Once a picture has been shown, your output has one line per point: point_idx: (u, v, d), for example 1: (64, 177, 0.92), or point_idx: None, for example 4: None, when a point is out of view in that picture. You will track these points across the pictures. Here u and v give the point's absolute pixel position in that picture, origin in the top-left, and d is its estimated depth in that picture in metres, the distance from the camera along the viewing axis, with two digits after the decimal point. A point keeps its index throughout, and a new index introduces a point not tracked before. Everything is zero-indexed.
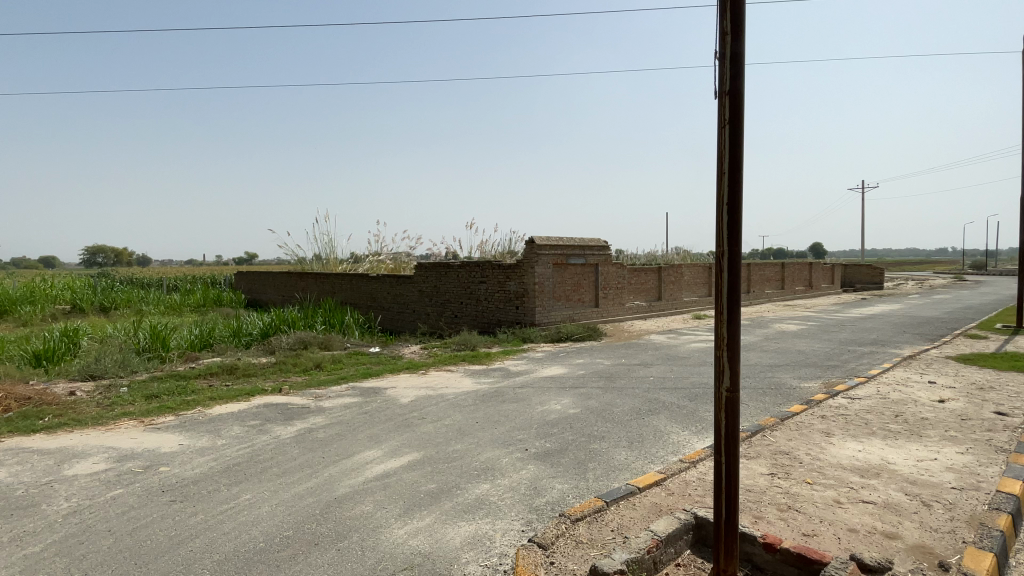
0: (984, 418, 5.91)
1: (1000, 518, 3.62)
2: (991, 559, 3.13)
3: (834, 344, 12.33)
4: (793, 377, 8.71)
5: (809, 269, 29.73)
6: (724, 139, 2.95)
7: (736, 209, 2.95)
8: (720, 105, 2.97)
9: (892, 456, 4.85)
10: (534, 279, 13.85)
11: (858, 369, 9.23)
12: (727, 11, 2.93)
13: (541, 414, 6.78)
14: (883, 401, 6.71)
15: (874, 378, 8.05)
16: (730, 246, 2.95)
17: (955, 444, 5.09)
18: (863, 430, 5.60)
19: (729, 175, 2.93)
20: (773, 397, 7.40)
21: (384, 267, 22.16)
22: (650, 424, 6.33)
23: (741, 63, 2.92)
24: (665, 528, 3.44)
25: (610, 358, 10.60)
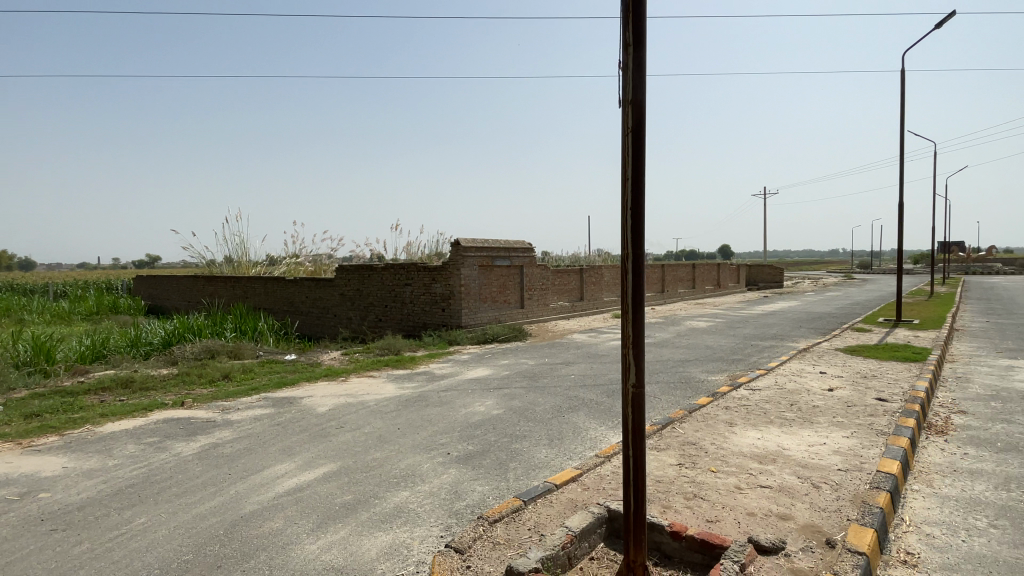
0: (866, 404, 6.52)
1: (878, 495, 3.97)
2: (871, 534, 3.43)
3: (740, 339, 13.19)
4: (702, 371, 9.21)
5: (718, 270, 31.64)
6: (628, 146, 3.05)
7: (639, 213, 3.06)
8: (624, 113, 3.07)
9: (787, 442, 5.23)
10: (460, 281, 13.78)
11: (761, 361, 9.91)
12: (630, 22, 3.03)
13: (464, 417, 6.74)
14: (781, 391, 7.24)
15: (774, 370, 8.68)
16: (635, 248, 3.06)
17: (841, 429, 5.57)
18: (763, 419, 6.01)
19: (633, 180, 3.03)
20: (685, 391, 7.78)
21: (303, 270, 21.25)
22: (570, 421, 6.46)
23: (643, 74, 3.03)
24: (579, 524, 3.51)
25: (534, 357, 10.73)
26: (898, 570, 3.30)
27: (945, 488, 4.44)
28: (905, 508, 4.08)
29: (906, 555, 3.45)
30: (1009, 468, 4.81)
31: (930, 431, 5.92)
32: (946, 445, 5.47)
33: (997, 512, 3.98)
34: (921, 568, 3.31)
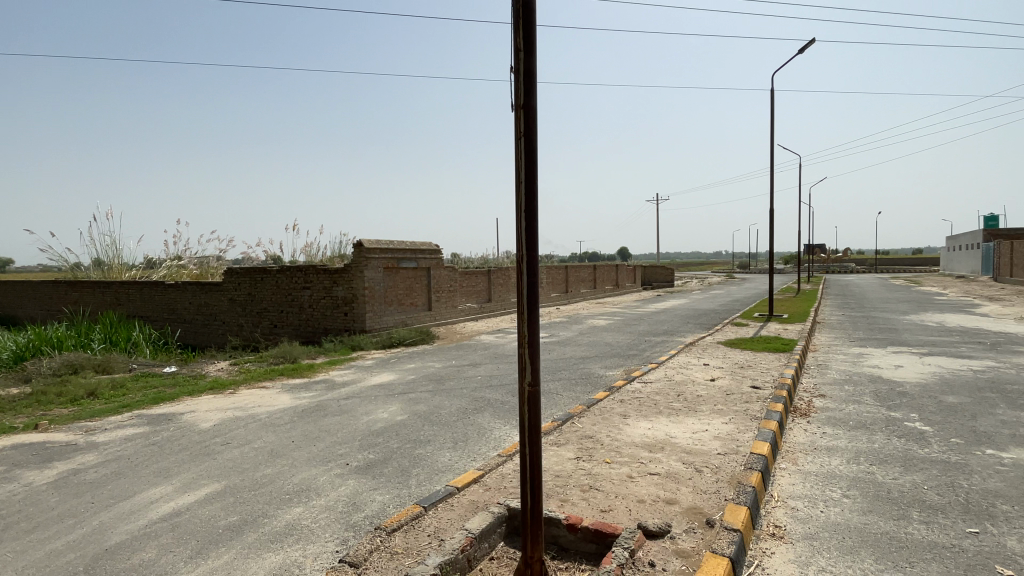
0: (742, 392, 7.15)
1: (751, 475, 4.36)
2: (744, 511, 3.75)
3: (636, 336, 13.94)
4: (601, 368, 9.61)
5: (617, 270, 33.25)
6: (520, 150, 3.10)
7: (533, 215, 3.10)
8: (516, 117, 3.11)
9: (675, 430, 5.60)
10: (363, 284, 13.32)
11: (654, 356, 10.54)
12: (520, 28, 3.08)
13: (365, 425, 6.52)
14: (670, 383, 7.74)
15: (664, 364, 9.25)
16: (529, 250, 3.10)
17: (721, 416, 6.06)
18: (654, 410, 6.38)
19: (527, 183, 3.07)
20: (584, 387, 8.07)
21: (187, 274, 19.53)
22: (474, 423, 6.46)
23: (534, 80, 3.10)
24: (479, 525, 3.51)
25: (439, 360, 10.63)
26: (767, 542, 3.63)
27: (807, 465, 4.96)
28: (774, 485, 4.50)
29: (774, 528, 3.80)
30: (857, 443, 5.48)
31: (796, 413, 6.60)
32: (807, 425, 6.13)
33: (847, 483, 4.52)
34: (786, 538, 3.66)
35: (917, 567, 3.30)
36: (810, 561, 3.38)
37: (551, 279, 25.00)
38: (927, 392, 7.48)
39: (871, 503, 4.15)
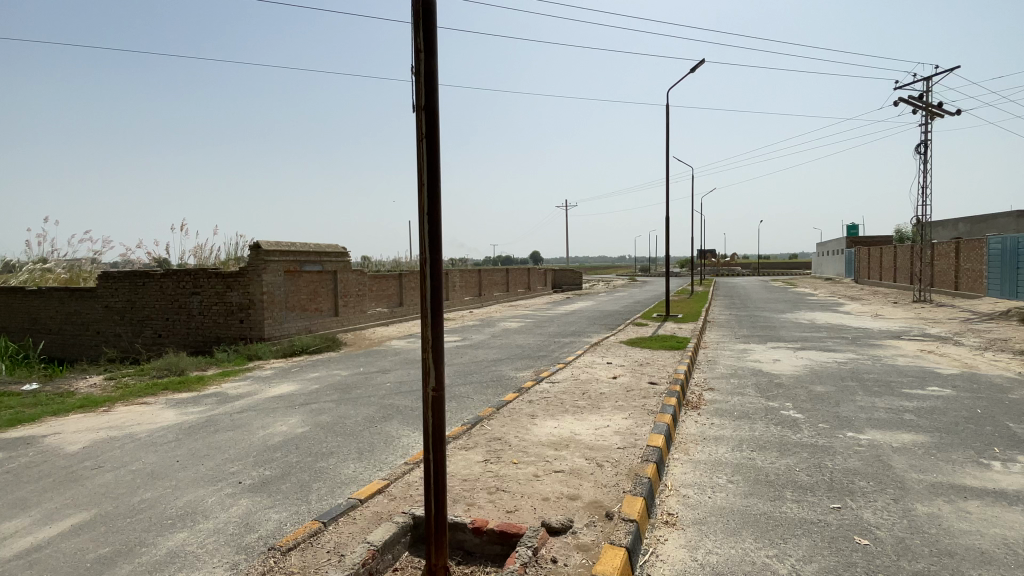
0: (642, 388, 7.55)
1: (647, 467, 4.61)
2: (641, 502, 3.95)
3: (546, 337, 14.28)
4: (512, 370, 9.74)
5: (528, 274, 33.88)
6: (422, 151, 3.06)
7: (436, 219, 3.06)
8: (417, 118, 3.07)
9: (579, 428, 5.79)
10: (262, 288, 12.54)
11: (562, 357, 10.84)
12: (420, 29, 3.06)
13: (262, 439, 6.13)
14: (576, 383, 8.00)
15: (571, 364, 9.55)
16: (433, 255, 3.05)
17: (622, 412, 6.36)
18: (560, 409, 6.57)
19: (429, 186, 3.03)
20: (494, 389, 8.14)
21: (52, 279, 17.36)
22: (380, 431, 6.29)
23: (435, 82, 3.08)
24: (382, 536, 3.41)
25: (346, 368, 10.24)
26: (661, 530, 3.85)
27: (697, 454, 5.33)
28: (668, 475, 4.79)
29: (667, 516, 4.04)
30: (741, 432, 5.97)
31: (689, 406, 7.08)
32: (699, 417, 6.58)
33: (732, 469, 4.91)
34: (678, 524, 3.91)
35: (789, 542, 3.64)
36: (698, 545, 3.62)
37: (464, 282, 24.95)
38: (799, 382, 8.31)
39: (752, 486, 4.53)
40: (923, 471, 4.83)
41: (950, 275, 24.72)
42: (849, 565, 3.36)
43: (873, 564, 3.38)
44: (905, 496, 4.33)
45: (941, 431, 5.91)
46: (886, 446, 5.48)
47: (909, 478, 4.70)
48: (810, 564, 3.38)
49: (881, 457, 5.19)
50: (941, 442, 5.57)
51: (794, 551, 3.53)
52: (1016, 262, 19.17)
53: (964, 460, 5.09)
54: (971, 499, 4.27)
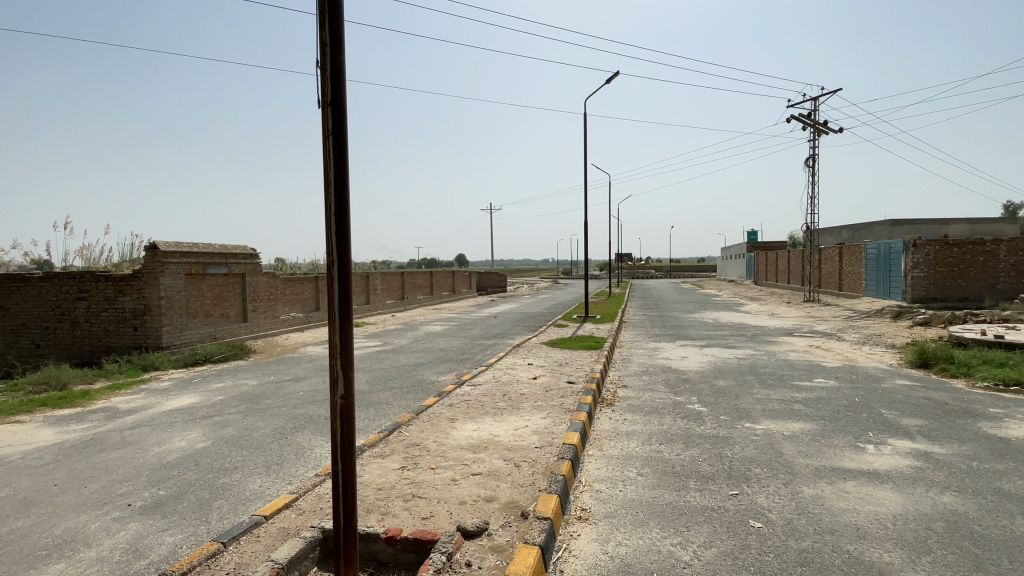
0: (560, 388, 7.72)
1: (562, 464, 4.71)
2: (555, 499, 4.03)
3: (468, 340, 14.24)
4: (433, 374, 9.62)
5: (452, 276, 33.66)
6: (328, 149, 2.95)
7: (344, 219, 2.96)
8: (323, 114, 2.97)
9: (498, 429, 5.82)
10: (159, 292, 11.57)
11: (484, 359, 10.86)
12: (326, 23, 2.95)
13: (157, 457, 5.65)
14: (497, 384, 8.04)
15: (492, 366, 9.59)
16: (341, 257, 2.95)
17: (540, 412, 6.46)
18: (479, 411, 6.57)
19: (336, 185, 2.93)
20: (413, 394, 8.00)
21: None
22: (291, 442, 5.99)
23: (343, 78, 2.98)
24: (288, 553, 3.25)
25: (255, 377, 9.66)
26: (574, 525, 3.95)
27: (611, 450, 5.53)
28: (582, 472, 4.93)
29: (580, 511, 4.15)
30: (651, 426, 6.26)
31: (604, 404, 7.33)
32: (613, 414, 6.83)
33: (642, 463, 5.14)
34: (590, 519, 4.03)
35: (692, 530, 3.86)
36: (609, 538, 3.75)
37: (385, 285, 24.34)
38: (705, 378, 8.85)
39: (659, 478, 4.76)
40: (809, 456, 5.30)
41: (834, 277, 27.34)
42: (744, 547, 3.61)
43: (766, 544, 3.66)
44: (793, 480, 4.73)
45: (825, 419, 6.51)
46: (778, 435, 5.96)
47: (797, 463, 5.13)
48: (710, 549, 3.59)
49: (774, 444, 5.63)
50: (825, 428, 6.13)
51: (696, 537, 3.75)
52: (888, 265, 21.55)
53: (843, 444, 5.64)
54: (848, 479, 4.73)
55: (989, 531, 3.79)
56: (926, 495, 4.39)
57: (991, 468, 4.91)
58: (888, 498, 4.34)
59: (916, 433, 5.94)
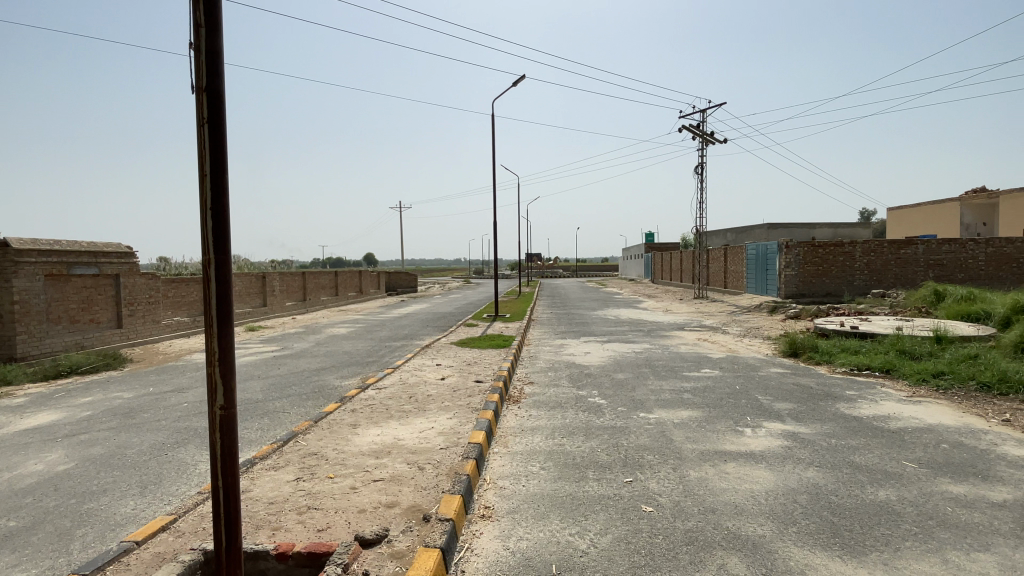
0: (467, 387, 7.73)
1: (466, 464, 4.72)
2: (457, 500, 4.02)
3: (374, 342, 13.84)
4: (335, 378, 9.24)
5: (359, 277, 32.53)
6: (203, 139, 2.73)
7: (222, 216, 2.75)
8: (197, 100, 2.74)
9: (402, 432, 5.71)
10: (10, 296, 10.14)
11: (391, 361, 10.60)
12: (201, 2, 2.74)
13: (6, 484, 4.94)
14: (402, 387, 7.88)
15: (398, 368, 9.39)
16: (218, 255, 2.73)
17: (446, 412, 6.43)
18: (383, 415, 6.41)
19: (212, 179, 2.72)
20: (313, 400, 7.64)
21: None
22: (173, 458, 5.49)
23: (220, 63, 2.78)
24: None
25: (130, 389, 8.73)
26: (477, 524, 3.96)
27: (515, 446, 5.61)
28: (487, 470, 4.96)
29: (484, 509, 4.18)
30: (555, 421, 6.44)
31: (510, 401, 7.43)
32: (519, 410, 6.95)
33: (544, 457, 5.27)
34: (493, 516, 4.06)
35: (589, 519, 4.01)
36: (511, 534, 3.80)
37: (285, 286, 22.99)
38: (606, 372, 9.25)
39: (561, 471, 4.91)
40: (696, 441, 5.71)
41: (721, 276, 29.75)
42: (636, 531, 3.82)
43: (656, 527, 3.89)
44: (681, 464, 5.08)
45: (711, 406, 7.05)
46: (670, 423, 6.36)
47: (685, 448, 5.51)
48: (606, 536, 3.76)
49: (666, 432, 6.00)
50: (710, 415, 6.64)
51: (593, 526, 3.91)
52: (765, 264, 23.77)
53: (725, 428, 6.14)
54: (729, 461, 5.16)
55: (842, 499, 4.29)
56: (793, 471, 4.89)
57: (844, 443, 5.57)
58: (762, 476, 4.79)
59: (786, 415, 6.61)
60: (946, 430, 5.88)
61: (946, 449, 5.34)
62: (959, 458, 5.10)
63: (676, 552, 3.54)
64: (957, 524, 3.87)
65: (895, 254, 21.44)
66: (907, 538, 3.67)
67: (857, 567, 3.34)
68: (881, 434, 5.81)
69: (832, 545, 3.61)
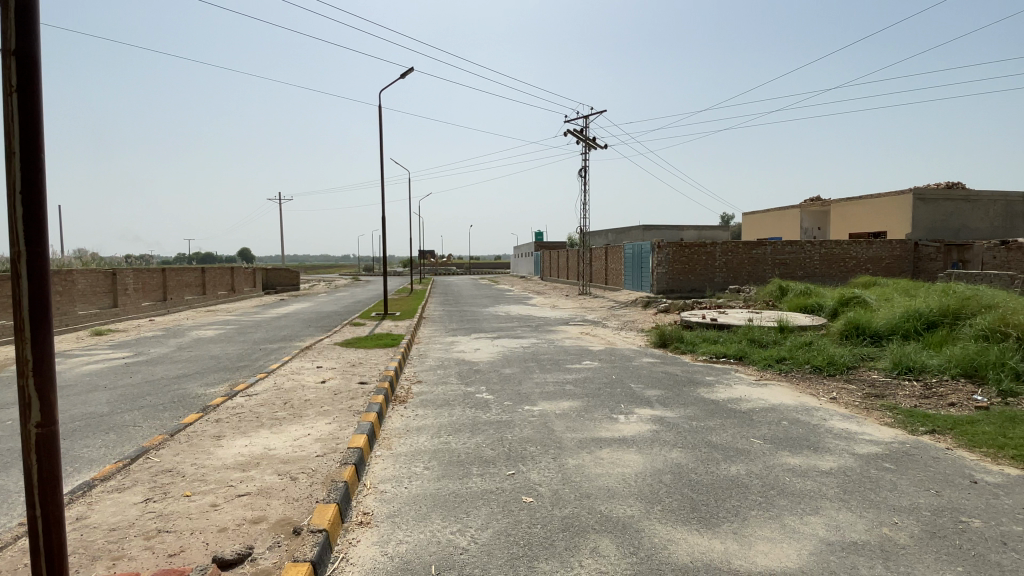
0: (348, 389, 7.41)
1: (344, 470, 4.51)
2: (332, 509, 3.82)
3: (247, 345, 12.78)
4: (199, 386, 8.39)
5: (230, 274, 29.86)
6: (11, 110, 2.32)
7: (38, 203, 2.35)
8: (4, 65, 2.31)
9: (274, 441, 5.32)
10: None
11: (265, 365, 9.86)
12: None
13: None
14: (276, 392, 7.35)
15: (273, 372, 8.75)
16: (32, 248, 2.33)
17: (325, 417, 6.10)
18: (253, 423, 5.94)
19: (23, 158, 2.31)
20: (171, 411, 6.88)
21: None
22: None
23: (36, 22, 2.38)
24: None
25: None
26: (354, 532, 3.80)
27: (398, 447, 5.47)
28: (367, 474, 4.78)
29: (362, 516, 4.01)
30: (441, 419, 6.38)
31: (395, 402, 7.23)
32: (404, 411, 6.79)
33: (428, 456, 5.19)
34: (372, 522, 3.91)
35: (471, 515, 4.01)
36: (389, 538, 3.69)
37: (140, 284, 20.47)
38: (493, 367, 9.36)
39: (444, 469, 4.87)
40: (575, 430, 5.96)
41: (602, 273, 31.46)
42: (516, 523, 3.89)
43: (535, 517, 3.99)
44: (561, 453, 5.27)
45: (590, 396, 7.40)
46: (552, 414, 6.58)
47: (565, 438, 5.73)
48: (487, 530, 3.79)
49: (548, 423, 6.20)
50: (589, 405, 6.97)
51: (475, 521, 3.92)
52: (640, 262, 25.56)
53: (602, 416, 6.49)
54: (604, 447, 5.44)
55: (702, 476, 4.71)
56: (660, 453, 5.28)
57: (705, 425, 6.12)
58: (633, 459, 5.10)
59: (656, 401, 7.13)
60: (787, 408, 6.70)
61: (785, 425, 6.08)
62: (796, 433, 5.83)
63: (553, 539, 3.66)
64: (793, 491, 4.41)
65: (748, 254, 24.04)
66: (753, 508, 4.11)
67: (712, 538, 3.67)
68: (734, 415, 6.47)
69: (692, 519, 3.94)
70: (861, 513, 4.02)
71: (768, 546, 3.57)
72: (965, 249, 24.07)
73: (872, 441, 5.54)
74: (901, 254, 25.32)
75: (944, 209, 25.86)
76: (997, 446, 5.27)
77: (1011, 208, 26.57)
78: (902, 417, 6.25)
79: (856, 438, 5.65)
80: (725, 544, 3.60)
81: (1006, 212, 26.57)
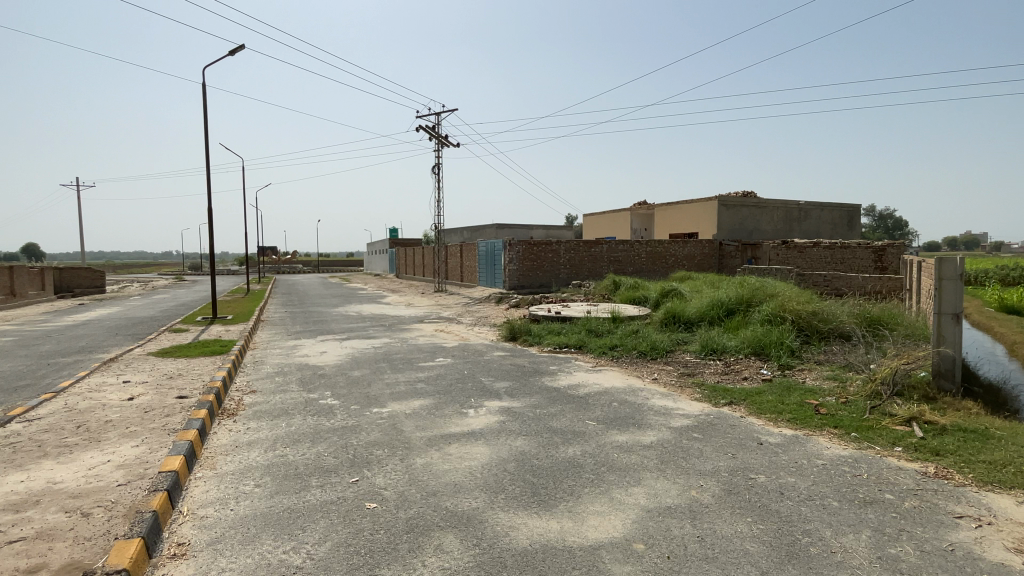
0: (163, 406, 6.50)
1: (153, 498, 3.94)
2: (135, 544, 3.31)
3: (30, 359, 10.58)
4: None
5: (8, 275, 24.52)
6: None
7: None
8: None
9: (61, 474, 4.46)
10: None
11: (55, 383, 8.25)
12: None
13: None
14: (67, 415, 6.17)
15: (64, 392, 7.33)
16: None
17: (131, 440, 5.28)
18: (34, 454, 4.93)
19: None
20: None
21: None
22: None
23: None
24: None
25: None
26: (165, 566, 3.33)
27: (226, 466, 4.93)
28: (184, 500, 4.24)
29: (177, 547, 3.54)
30: (277, 431, 5.88)
31: (222, 416, 6.50)
32: (233, 425, 6.14)
33: (261, 472, 4.76)
34: (188, 553, 3.47)
35: (307, 530, 3.77)
36: (209, 568, 3.30)
37: None
38: (341, 371, 8.89)
39: (278, 485, 4.49)
40: (425, 429, 5.89)
41: (456, 270, 31.74)
42: (358, 531, 3.73)
43: (378, 523, 3.86)
44: (409, 453, 5.19)
45: (440, 394, 7.38)
46: (401, 415, 6.44)
47: (413, 437, 5.64)
48: (324, 544, 3.57)
49: (396, 424, 6.05)
50: (439, 402, 6.95)
51: (312, 536, 3.68)
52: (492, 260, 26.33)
53: (451, 412, 6.51)
54: (452, 443, 5.47)
55: (542, 460, 4.97)
56: (505, 442, 5.46)
57: (546, 412, 6.47)
58: (480, 452, 5.20)
59: (503, 393, 7.37)
60: (616, 391, 7.36)
61: (616, 406, 6.67)
62: (624, 412, 6.42)
63: (395, 543, 3.58)
64: (620, 466, 4.85)
65: (589, 252, 25.92)
66: (586, 485, 4.44)
67: (549, 519, 3.89)
68: (573, 400, 6.92)
69: (532, 503, 4.13)
70: (674, 479, 4.56)
71: (598, 519, 3.88)
72: (757, 248, 27.76)
73: (685, 414, 6.33)
74: (711, 251, 29.34)
75: (742, 213, 30.47)
76: (776, 411, 6.34)
77: (790, 214, 32.23)
78: (707, 391, 7.23)
79: (671, 413, 6.40)
80: (561, 523, 3.83)
81: (786, 217, 32.11)
